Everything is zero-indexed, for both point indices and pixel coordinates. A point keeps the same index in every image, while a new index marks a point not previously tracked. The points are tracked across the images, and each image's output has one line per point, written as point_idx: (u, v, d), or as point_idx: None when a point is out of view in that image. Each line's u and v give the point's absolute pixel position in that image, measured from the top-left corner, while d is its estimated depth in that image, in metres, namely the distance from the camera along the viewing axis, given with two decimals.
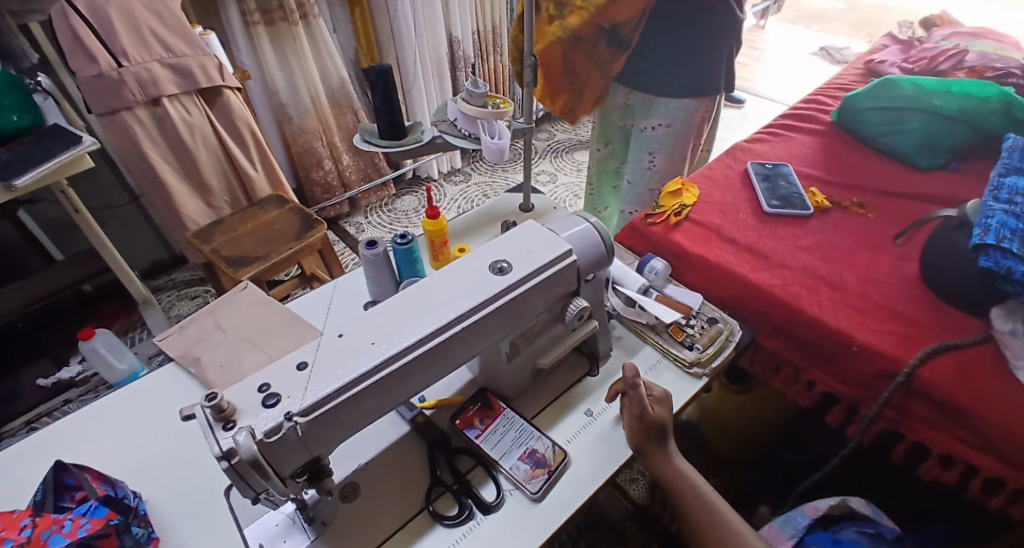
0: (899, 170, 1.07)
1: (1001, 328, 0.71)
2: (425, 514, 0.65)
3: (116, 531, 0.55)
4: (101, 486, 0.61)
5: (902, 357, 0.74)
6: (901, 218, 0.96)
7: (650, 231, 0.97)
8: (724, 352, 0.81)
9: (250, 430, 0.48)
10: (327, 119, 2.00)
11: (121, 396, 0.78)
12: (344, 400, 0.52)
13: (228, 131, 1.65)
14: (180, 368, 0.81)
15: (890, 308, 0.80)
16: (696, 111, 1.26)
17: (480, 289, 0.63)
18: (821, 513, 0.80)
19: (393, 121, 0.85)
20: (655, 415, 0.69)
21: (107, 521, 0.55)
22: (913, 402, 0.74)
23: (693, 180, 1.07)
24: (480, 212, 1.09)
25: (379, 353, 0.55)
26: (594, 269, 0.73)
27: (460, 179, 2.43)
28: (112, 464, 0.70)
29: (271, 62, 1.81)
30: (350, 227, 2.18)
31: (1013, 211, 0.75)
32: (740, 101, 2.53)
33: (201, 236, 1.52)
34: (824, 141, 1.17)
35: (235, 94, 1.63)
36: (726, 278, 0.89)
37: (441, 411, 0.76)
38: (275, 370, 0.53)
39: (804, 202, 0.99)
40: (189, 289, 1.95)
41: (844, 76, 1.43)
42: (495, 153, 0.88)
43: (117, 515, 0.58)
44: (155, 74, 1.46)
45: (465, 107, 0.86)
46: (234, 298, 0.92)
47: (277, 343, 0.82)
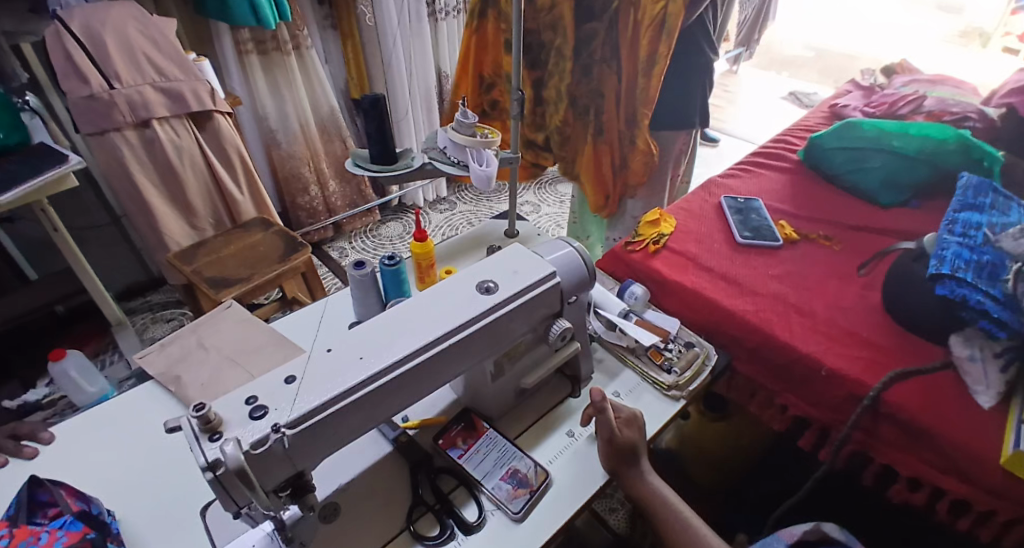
0: (864, 206, 1.14)
1: (960, 354, 0.75)
2: (406, 534, 0.65)
3: (92, 545, 0.56)
4: (76, 503, 0.60)
5: (868, 381, 0.77)
6: (866, 251, 1.02)
7: (630, 258, 1.01)
8: (702, 376, 0.84)
9: (237, 441, 0.48)
10: (315, 145, 2.03)
11: (98, 415, 0.76)
12: (332, 412, 0.53)
13: (217, 154, 1.67)
14: (159, 386, 0.80)
15: (857, 335, 0.85)
16: (672, 143, 1.35)
17: (467, 307, 0.65)
18: (796, 538, 0.82)
19: (384, 148, 0.88)
20: (626, 437, 0.70)
21: (83, 534, 0.56)
22: (880, 425, 0.78)
23: (671, 211, 1.12)
24: (465, 237, 1.12)
25: (368, 368, 0.56)
26: (578, 291, 0.76)
27: (445, 206, 2.47)
28: (84, 483, 0.68)
29: (262, 90, 1.85)
30: (333, 252, 2.19)
31: (967, 243, 0.80)
32: (715, 139, 2.65)
33: (184, 256, 1.51)
34: (793, 178, 1.24)
35: (226, 119, 1.66)
36: (702, 304, 0.92)
37: (425, 432, 0.77)
38: (263, 383, 0.54)
39: (775, 234, 1.05)
40: (165, 312, 1.92)
41: (811, 118, 1.52)
42: (483, 180, 0.91)
43: (93, 529, 0.58)
44: (147, 97, 1.48)
45: (455, 136, 0.90)
46: (218, 316, 0.92)
47: (261, 362, 0.82)
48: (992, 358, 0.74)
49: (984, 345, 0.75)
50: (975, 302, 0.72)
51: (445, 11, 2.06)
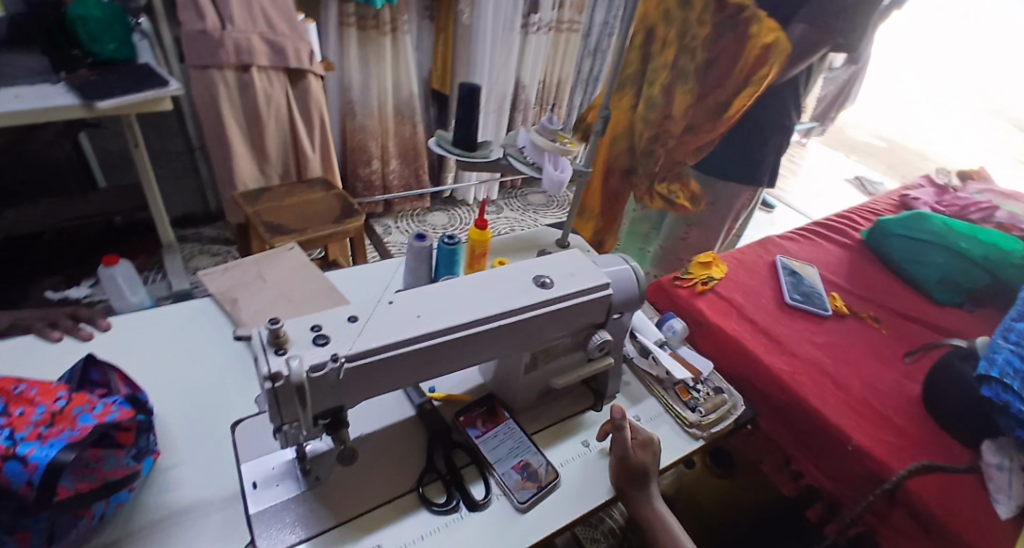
0: (916, 298, 1.13)
1: (989, 461, 0.74)
2: (414, 495, 0.67)
3: (136, 428, 0.56)
4: (124, 387, 0.63)
5: (892, 465, 0.77)
6: (911, 341, 1.01)
7: (675, 293, 1.03)
8: (725, 422, 0.84)
9: (300, 360, 0.52)
10: (387, 124, 2.11)
11: (156, 317, 0.81)
12: (385, 357, 0.56)
13: (300, 110, 1.75)
14: (216, 304, 0.85)
15: (888, 419, 0.84)
16: (737, 197, 1.35)
17: (522, 295, 0.68)
18: None
19: (469, 134, 0.93)
20: (639, 459, 0.71)
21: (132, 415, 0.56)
22: (894, 512, 0.76)
23: (723, 257, 1.14)
24: (519, 237, 1.16)
25: (424, 326, 0.59)
26: (624, 308, 0.78)
27: (493, 209, 2.52)
28: (133, 374, 0.73)
29: (353, 63, 1.95)
30: (378, 227, 2.25)
31: (1020, 352, 0.78)
32: (771, 205, 2.65)
33: (248, 198, 1.59)
34: (849, 255, 1.24)
35: (316, 81, 1.74)
36: (737, 352, 0.93)
37: (448, 406, 0.79)
38: (328, 316, 0.58)
39: (824, 303, 1.05)
40: (213, 246, 2.01)
41: (878, 203, 1.52)
42: (554, 184, 0.95)
43: (138, 414, 0.60)
44: (252, 45, 1.57)
45: (536, 138, 0.95)
46: (279, 255, 0.97)
47: (311, 304, 0.86)
48: (1020, 471, 0.72)
49: (1014, 456, 0.74)
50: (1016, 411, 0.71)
51: (538, 26, 2.14)
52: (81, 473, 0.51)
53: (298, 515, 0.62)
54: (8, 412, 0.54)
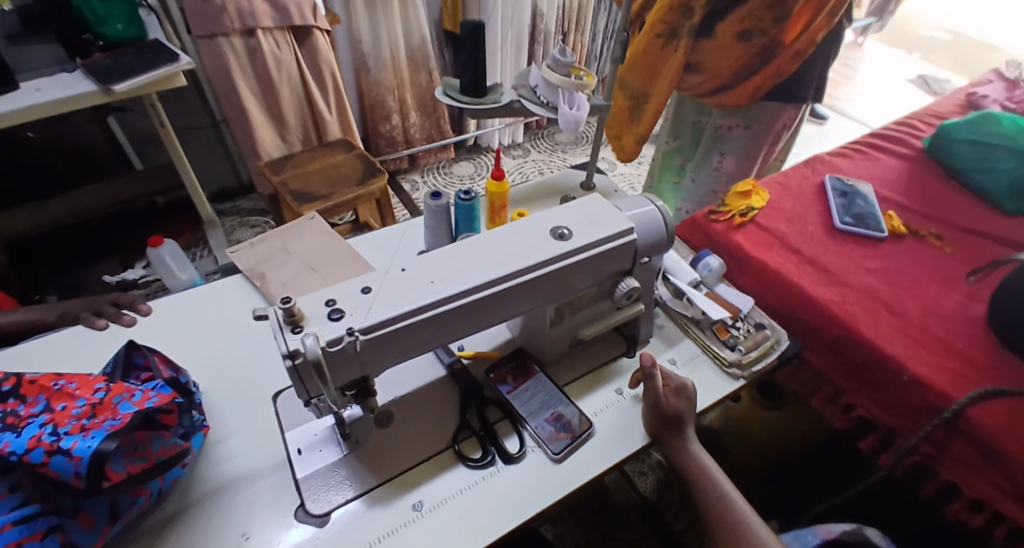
0: (985, 210, 1.02)
1: None
2: (451, 452, 0.69)
3: (177, 410, 0.60)
4: (166, 370, 0.68)
5: (953, 394, 0.72)
6: (977, 257, 0.92)
7: (711, 228, 0.96)
8: (767, 358, 0.81)
9: (316, 336, 0.52)
10: (402, 74, 2.04)
11: (190, 298, 0.84)
12: (403, 326, 0.56)
13: (311, 70, 1.72)
14: (246, 280, 0.87)
15: (948, 344, 0.78)
16: (776, 118, 1.26)
17: (540, 249, 0.65)
18: (833, 536, 0.85)
19: (476, 79, 0.87)
20: (672, 406, 0.70)
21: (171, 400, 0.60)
22: (954, 441, 0.72)
23: (764, 184, 1.05)
24: (542, 183, 1.11)
25: (438, 291, 0.58)
26: (652, 252, 0.74)
27: (519, 153, 2.44)
28: (178, 354, 0.77)
29: (360, 13, 1.86)
30: (405, 184, 2.24)
31: None
32: (822, 117, 2.42)
33: (272, 166, 1.59)
34: (910, 167, 1.12)
35: (323, 37, 1.69)
36: (781, 286, 0.87)
37: (478, 363, 0.80)
38: (341, 289, 0.57)
39: (879, 224, 0.96)
40: (251, 218, 2.06)
41: (943, 104, 1.35)
42: (570, 124, 0.87)
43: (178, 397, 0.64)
44: (254, 7, 1.52)
45: (548, 75, 0.86)
46: (301, 225, 0.97)
47: (337, 272, 0.87)
48: None
49: None
50: None
51: None
52: (132, 457, 0.56)
53: (344, 478, 0.65)
54: (52, 408, 0.58)
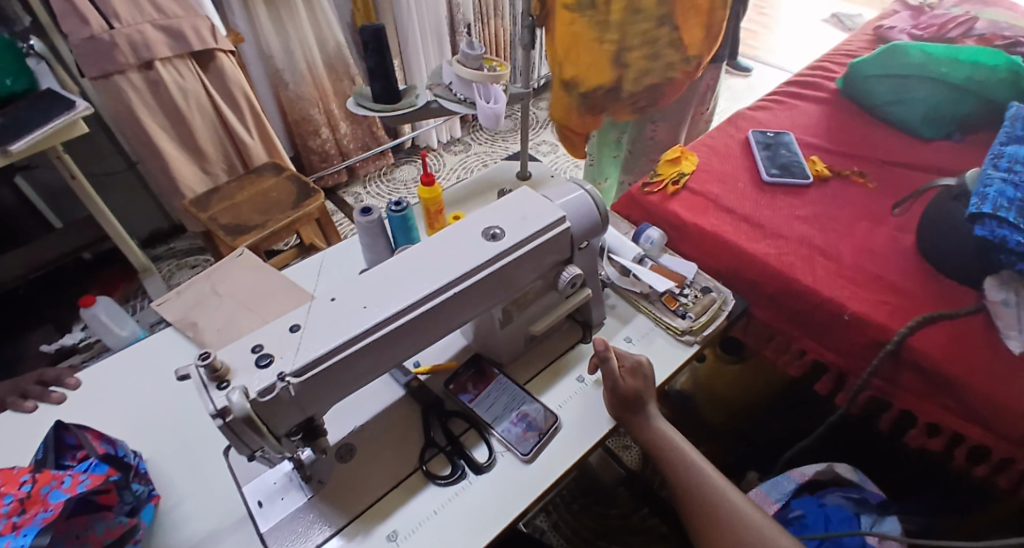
0: (902, 140, 1.06)
1: (993, 299, 0.71)
2: (419, 474, 0.67)
3: (115, 487, 0.57)
4: (101, 445, 0.63)
5: (893, 326, 0.74)
6: (900, 188, 0.95)
7: (647, 200, 0.97)
8: (717, 321, 0.82)
9: (243, 390, 0.49)
10: (323, 85, 1.96)
11: (120, 361, 0.79)
12: (338, 360, 0.53)
13: (223, 96, 1.64)
14: (177, 332, 0.83)
15: (883, 278, 0.80)
16: (699, 78, 1.28)
17: (474, 254, 0.63)
18: (807, 478, 0.88)
19: (387, 85, 0.83)
20: (628, 387, 0.69)
21: (106, 478, 0.57)
22: (901, 372, 0.75)
23: (692, 148, 1.06)
24: (476, 180, 1.09)
25: (371, 318, 0.56)
26: (589, 237, 0.74)
27: (460, 148, 2.40)
28: (115, 423, 0.72)
29: (267, 27, 1.77)
30: (347, 197, 2.17)
31: (1012, 179, 0.72)
32: (746, 69, 2.47)
33: (198, 203, 1.51)
34: (829, 110, 1.15)
35: (229, 58, 1.61)
36: (722, 248, 0.88)
37: (436, 377, 0.78)
38: (267, 331, 0.54)
39: (804, 170, 0.98)
40: (189, 259, 1.97)
41: (853, 42, 1.39)
42: (490, 118, 0.85)
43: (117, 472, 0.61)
44: (148, 37, 1.44)
45: (460, 70, 0.83)
46: (230, 264, 0.92)
47: (274, 308, 0.83)
48: None
49: (1019, 289, 0.70)
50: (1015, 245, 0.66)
51: None
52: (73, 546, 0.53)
53: (310, 523, 0.62)
54: None
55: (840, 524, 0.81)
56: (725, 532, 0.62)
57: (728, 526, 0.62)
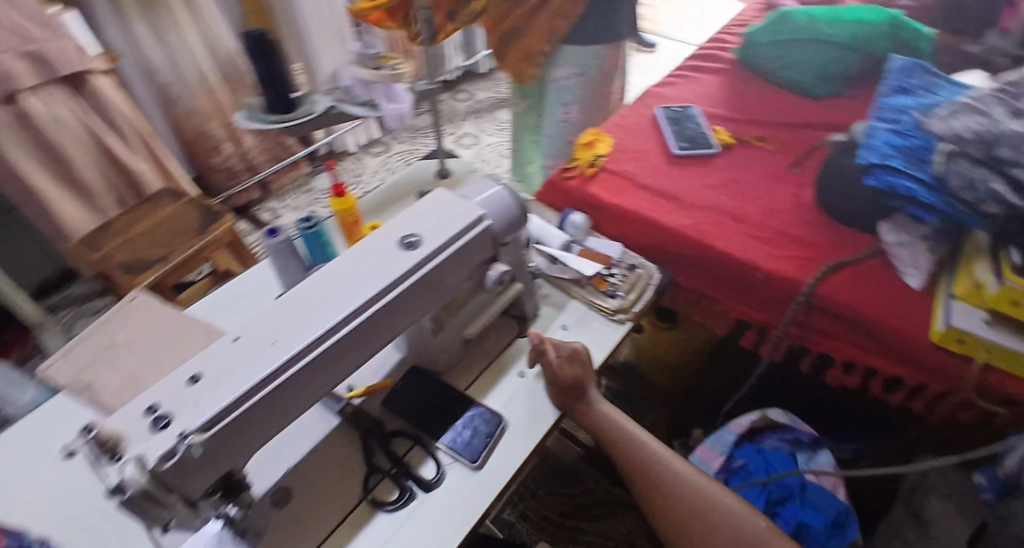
0: (796, 102, 1.11)
1: (889, 241, 0.76)
2: (365, 504, 0.64)
3: None
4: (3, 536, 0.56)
5: (803, 279, 0.78)
6: (798, 148, 1.00)
7: (567, 186, 0.97)
8: (647, 296, 0.84)
9: (139, 460, 0.45)
10: (220, 98, 1.81)
11: (19, 437, 0.71)
12: (250, 406, 0.49)
13: (102, 121, 1.51)
14: (74, 396, 0.75)
15: (791, 235, 0.84)
16: (604, 58, 1.30)
17: (390, 268, 0.60)
18: (745, 428, 0.92)
19: (279, 93, 0.77)
20: (568, 375, 0.69)
21: None
22: (813, 316, 0.80)
23: (605, 129, 1.07)
24: (396, 184, 1.04)
25: (280, 354, 0.51)
26: (511, 233, 0.72)
27: (380, 149, 2.32)
28: (11, 510, 0.64)
29: (146, 41, 1.62)
30: (263, 214, 2.04)
31: (896, 130, 0.77)
32: (653, 44, 2.54)
33: (89, 242, 1.37)
34: (726, 79, 1.19)
35: (104, 79, 1.48)
36: (643, 224, 0.90)
37: (372, 398, 0.74)
38: (164, 388, 0.50)
39: (709, 140, 1.02)
40: (90, 303, 1.78)
41: (744, 12, 1.45)
42: (396, 120, 0.81)
43: None
44: (5, 65, 1.28)
45: (358, 72, 0.79)
46: (124, 310, 0.84)
47: (182, 350, 0.76)
48: (920, 242, 0.75)
49: (911, 230, 0.76)
50: (904, 189, 0.70)
51: None
52: None
53: None
54: None
55: (779, 466, 0.86)
56: (676, 504, 0.63)
57: (677, 497, 0.63)
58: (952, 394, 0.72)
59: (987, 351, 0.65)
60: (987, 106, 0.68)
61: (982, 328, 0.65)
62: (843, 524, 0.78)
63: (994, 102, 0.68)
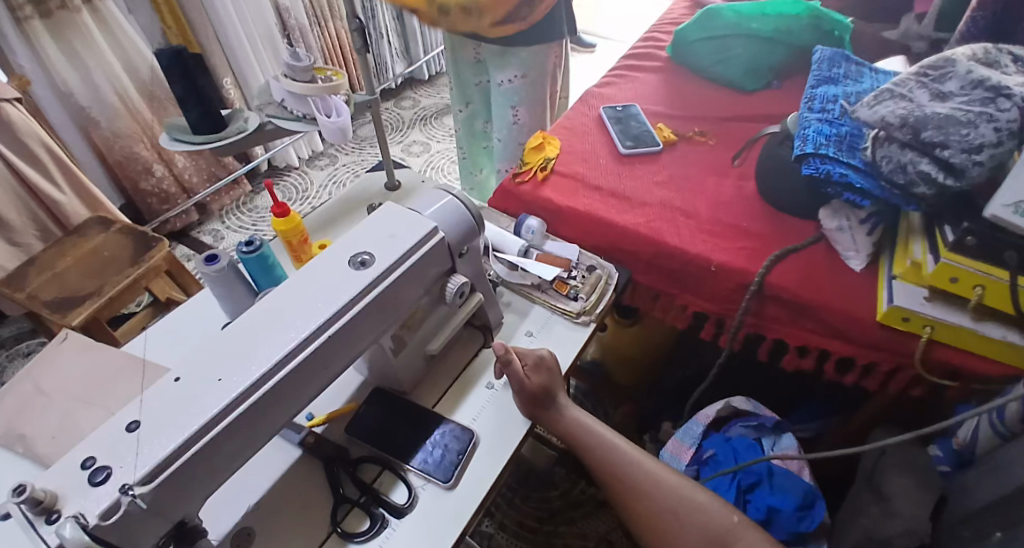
0: (730, 95, 1.15)
1: (830, 227, 0.80)
2: (335, 537, 0.61)
3: None
4: None
5: (754, 269, 0.80)
6: (738, 140, 1.04)
7: (519, 191, 0.96)
8: (607, 296, 0.84)
9: (78, 518, 0.41)
10: (146, 117, 1.70)
11: None
12: (197, 450, 0.46)
13: (16, 151, 1.40)
14: (4, 450, 0.68)
15: (738, 226, 0.87)
16: (545, 58, 1.29)
17: (343, 288, 0.57)
18: (711, 418, 0.94)
19: (205, 111, 0.72)
20: (535, 384, 0.68)
21: None
22: (768, 305, 0.82)
23: (552, 132, 1.07)
24: (341, 200, 1.00)
25: (230, 389, 0.48)
26: (467, 242, 0.70)
27: (325, 162, 2.24)
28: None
29: (58, 62, 1.49)
30: (204, 237, 1.93)
31: (826, 119, 0.80)
32: (589, 45, 2.58)
33: (10, 281, 1.25)
34: (664, 77, 1.22)
35: (15, 106, 1.37)
36: (597, 225, 0.90)
37: (334, 425, 0.70)
38: (102, 437, 0.46)
39: (654, 138, 1.03)
40: (20, 345, 1.63)
41: (675, 10, 1.48)
42: (336, 134, 0.79)
43: None
44: None
45: (291, 85, 0.75)
46: (53, 353, 0.78)
47: (119, 394, 0.71)
48: (859, 225, 0.79)
49: (850, 215, 0.79)
50: (839, 176, 0.73)
51: None
52: None
53: None
54: None
55: (747, 453, 0.88)
56: (651, 505, 0.63)
57: (652, 497, 0.64)
58: (901, 370, 0.76)
59: (930, 327, 0.69)
60: (909, 90, 0.70)
61: (923, 306, 0.69)
62: (809, 506, 0.81)
63: (917, 86, 0.70)
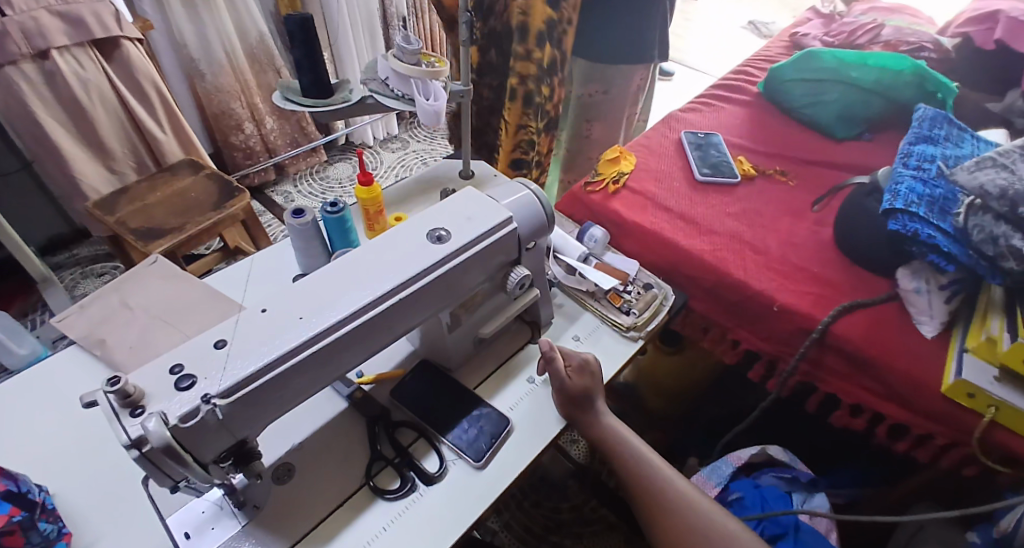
0: (818, 139, 1.13)
1: (906, 287, 0.77)
2: (367, 489, 0.64)
3: (21, 528, 0.53)
4: (1, 480, 0.56)
5: (817, 315, 0.79)
6: (819, 185, 1.02)
7: (589, 199, 0.98)
8: (660, 316, 0.84)
9: (161, 416, 0.45)
10: (245, 77, 1.82)
11: (30, 386, 0.72)
12: (269, 379, 0.50)
13: (129, 87, 1.53)
14: (85, 351, 0.75)
15: (807, 270, 0.85)
16: (631, 78, 1.31)
17: (417, 258, 0.60)
18: (743, 461, 0.93)
19: (316, 78, 0.77)
20: (577, 384, 0.70)
21: (8, 519, 0.53)
22: (826, 355, 0.80)
23: (630, 148, 1.09)
24: (418, 180, 1.05)
25: (307, 329, 0.52)
26: (536, 237, 0.73)
27: (397, 145, 2.33)
28: (16, 458, 0.65)
29: (179, 14, 1.62)
30: (276, 197, 2.04)
31: (920, 176, 0.78)
32: (670, 73, 2.57)
33: (103, 205, 1.37)
34: (751, 112, 1.21)
35: (136, 47, 1.51)
36: (662, 245, 0.91)
37: (381, 386, 0.74)
38: (190, 349, 0.50)
39: (732, 170, 1.03)
40: (95, 266, 1.77)
41: (771, 48, 1.46)
42: (430, 116, 0.82)
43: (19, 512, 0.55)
44: (42, 24, 1.33)
45: (396, 65, 0.79)
46: (143, 273, 0.85)
47: (195, 321, 0.77)
48: (937, 290, 0.75)
49: (930, 278, 0.76)
50: (926, 236, 0.71)
51: None
52: None
53: None
54: None
55: (775, 503, 0.85)
56: (675, 520, 0.64)
57: (677, 512, 0.64)
58: (956, 446, 0.72)
59: (994, 407, 0.66)
60: (1012, 161, 0.69)
61: (991, 384, 0.66)
62: None
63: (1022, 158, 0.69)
